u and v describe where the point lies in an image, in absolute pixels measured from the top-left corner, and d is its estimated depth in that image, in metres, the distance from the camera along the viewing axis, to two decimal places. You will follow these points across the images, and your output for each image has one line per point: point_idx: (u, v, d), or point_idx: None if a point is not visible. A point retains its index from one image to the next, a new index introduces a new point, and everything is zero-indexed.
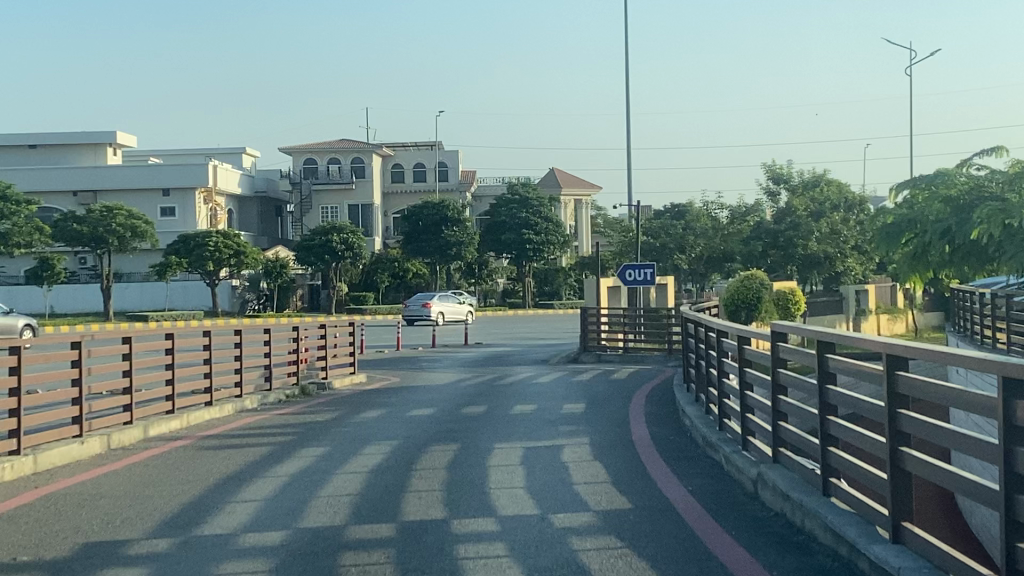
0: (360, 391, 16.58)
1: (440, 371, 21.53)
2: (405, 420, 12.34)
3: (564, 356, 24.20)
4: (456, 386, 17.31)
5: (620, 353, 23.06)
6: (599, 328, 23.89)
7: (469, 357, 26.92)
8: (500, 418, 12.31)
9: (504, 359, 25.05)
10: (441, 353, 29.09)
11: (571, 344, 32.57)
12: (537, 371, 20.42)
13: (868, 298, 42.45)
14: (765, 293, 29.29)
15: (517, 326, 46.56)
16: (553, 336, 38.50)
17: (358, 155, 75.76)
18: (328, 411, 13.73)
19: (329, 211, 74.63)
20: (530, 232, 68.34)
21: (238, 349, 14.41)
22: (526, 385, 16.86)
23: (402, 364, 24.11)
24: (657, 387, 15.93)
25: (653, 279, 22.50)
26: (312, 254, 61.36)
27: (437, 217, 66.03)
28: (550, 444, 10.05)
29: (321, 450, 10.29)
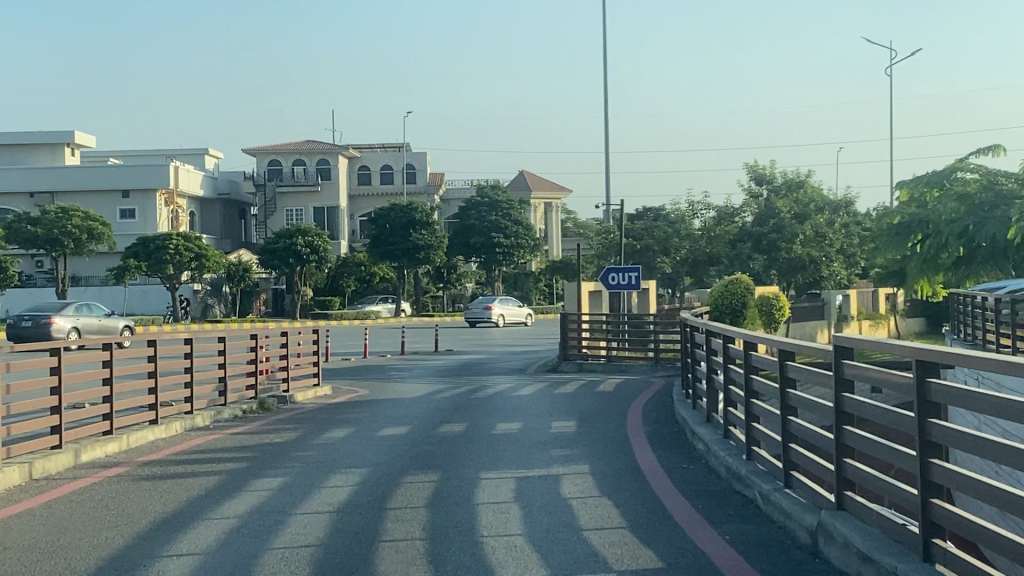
0: (325, 406, 15.15)
1: (409, 382, 20.06)
2: (377, 442, 10.87)
3: (543, 365, 22.75)
4: (429, 399, 15.90)
5: (602, 362, 21.50)
6: (580, 334, 22.07)
7: (441, 365, 25.48)
8: (487, 440, 10.85)
9: (478, 369, 23.65)
10: (410, 360, 27.62)
11: (546, 352, 31.23)
12: (516, 382, 19.01)
13: (850, 303, 41.31)
14: (750, 298, 28.07)
15: (488, 333, 45.22)
16: (525, 344, 37.14)
17: (323, 157, 74.23)
18: (288, 431, 12.24)
19: (294, 214, 73.16)
20: (500, 236, 67.12)
21: (189, 360, 12.96)
22: (506, 399, 15.46)
23: (370, 373, 22.64)
24: (656, 401, 14.55)
25: (638, 283, 21.26)
26: (276, 257, 59.81)
27: (405, 220, 64.59)
28: (546, 474, 8.62)
29: (279, 479, 8.83)
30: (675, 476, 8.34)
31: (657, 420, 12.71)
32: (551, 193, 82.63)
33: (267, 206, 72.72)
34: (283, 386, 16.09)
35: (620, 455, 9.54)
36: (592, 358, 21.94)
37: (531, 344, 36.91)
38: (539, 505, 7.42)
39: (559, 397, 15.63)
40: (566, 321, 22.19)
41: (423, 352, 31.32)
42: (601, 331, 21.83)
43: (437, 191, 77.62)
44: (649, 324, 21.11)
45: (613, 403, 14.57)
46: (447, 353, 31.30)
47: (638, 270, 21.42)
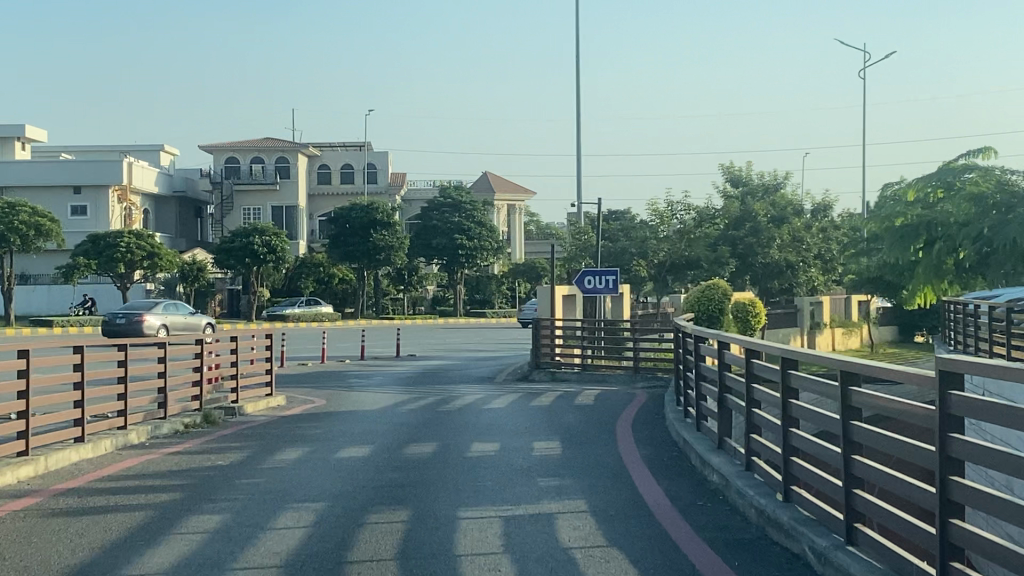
0: (278, 419, 13.69)
1: (371, 392, 18.64)
2: (339, 466, 9.44)
3: (513, 374, 21.35)
4: (392, 411, 14.47)
5: (577, 371, 20.05)
6: (553, 341, 20.55)
7: (404, 372, 24.11)
8: (464, 465, 9.44)
9: (442, 376, 22.26)
10: (371, 367, 26.20)
11: (510, 359, 29.88)
12: (485, 392, 17.61)
13: (823, 311, 40.09)
14: (728, 305, 26.84)
15: (449, 337, 43.80)
16: (487, 349, 35.79)
17: (282, 155, 72.65)
18: (235, 449, 10.83)
19: (251, 213, 71.57)
20: (463, 237, 65.76)
21: (122, 369, 11.52)
22: (476, 413, 14.05)
23: (328, 381, 21.21)
24: (648, 420, 13.20)
25: (616, 287, 19.91)
26: (232, 256, 58.21)
27: (366, 220, 63.09)
28: (537, 512, 7.21)
29: (219, 513, 7.38)
30: (693, 520, 6.96)
31: (653, 444, 11.38)
32: (515, 196, 81.24)
33: (224, 204, 71.08)
34: (233, 397, 14.70)
35: (624, 485, 8.21)
36: (566, 367, 20.46)
37: (496, 349, 35.59)
38: (534, 558, 6.08)
39: (537, 411, 14.23)
40: (538, 327, 20.72)
41: (385, 358, 29.91)
42: (575, 336, 20.37)
43: (399, 191, 76.15)
44: (628, 330, 19.62)
45: (601, 419, 13.22)
46: (410, 359, 29.92)
47: (616, 275, 20.06)
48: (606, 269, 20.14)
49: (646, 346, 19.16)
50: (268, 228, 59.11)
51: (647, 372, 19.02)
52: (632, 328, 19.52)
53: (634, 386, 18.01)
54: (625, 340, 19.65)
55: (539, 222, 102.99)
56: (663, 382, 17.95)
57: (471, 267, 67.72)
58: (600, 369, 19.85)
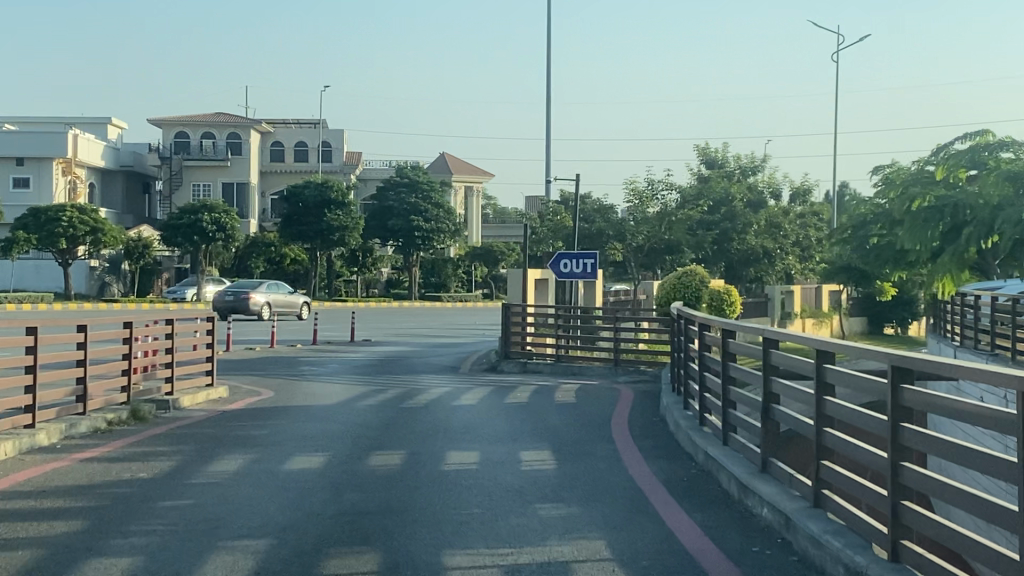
0: (220, 416, 11.91)
1: (326, 382, 16.80)
2: (294, 482, 7.69)
3: (479, 365, 19.61)
4: (350, 407, 12.73)
5: (550, 363, 18.24)
6: (525, 328, 18.72)
7: (362, 359, 22.29)
8: (443, 483, 7.72)
9: (401, 365, 20.49)
10: (325, 352, 24.34)
11: (472, 347, 28.14)
12: (453, 385, 15.87)
13: (795, 300, 38.51)
14: (705, 294, 25.25)
15: (405, 322, 41.91)
16: (445, 335, 33.94)
17: (234, 131, 70.55)
18: (164, 456, 9.02)
19: (201, 190, 69.35)
20: (420, 219, 63.84)
21: (33, 358, 9.68)
22: (445, 411, 12.34)
23: (279, 369, 19.34)
24: (644, 417, 11.56)
25: (595, 272, 18.22)
26: (180, 234, 56.00)
27: (320, 199, 61.06)
28: (542, 559, 5.53)
29: (135, 555, 5.62)
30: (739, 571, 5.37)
31: (655, 440, 9.79)
32: (473, 178, 79.38)
33: (173, 179, 68.86)
34: (167, 388, 12.86)
35: (639, 517, 6.59)
36: (538, 358, 18.63)
37: (458, 335, 33.80)
38: None
39: (514, 409, 12.54)
40: (508, 312, 18.89)
41: (341, 343, 28.07)
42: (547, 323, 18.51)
43: (355, 170, 74.19)
44: (602, 318, 17.74)
45: (588, 417, 11.59)
46: (368, 345, 28.08)
47: (596, 258, 18.30)
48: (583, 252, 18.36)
49: (622, 337, 17.30)
50: (218, 206, 57.07)
51: (628, 365, 17.22)
52: (608, 315, 17.65)
53: (616, 381, 16.22)
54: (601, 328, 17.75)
55: (495, 207, 101.12)
56: (649, 378, 16.22)
57: (427, 250, 65.79)
58: (573, 362, 18.00)
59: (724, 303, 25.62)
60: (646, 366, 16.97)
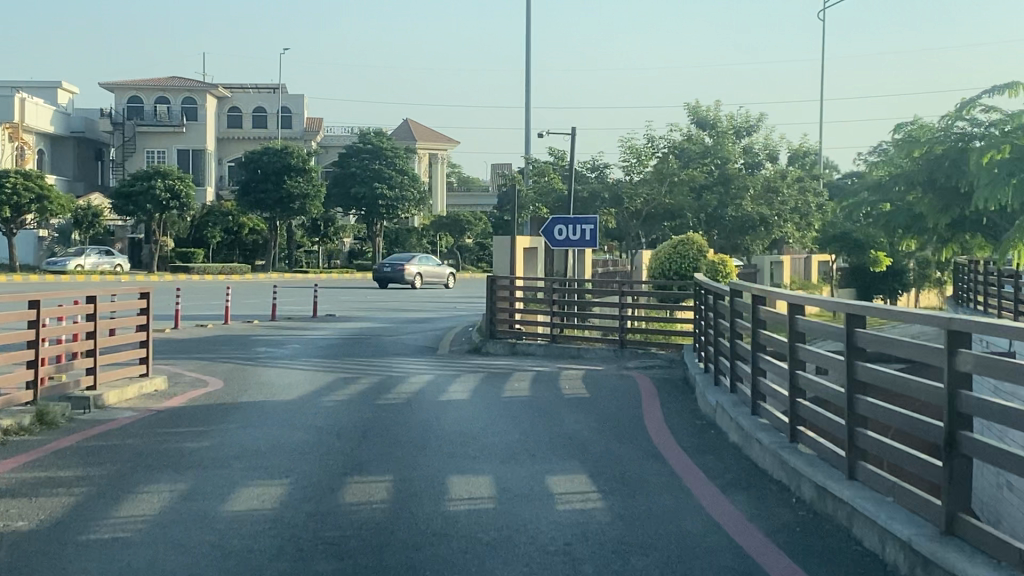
0: (153, 419, 9.50)
1: (286, 368, 14.34)
2: (242, 538, 5.31)
3: (460, 346, 17.22)
4: (315, 405, 10.33)
5: (544, 344, 15.77)
6: (513, 305, 16.25)
7: (327, 338, 19.85)
8: (458, 537, 5.32)
9: (370, 346, 18.10)
10: (286, 330, 21.90)
11: (445, 322, 25.80)
12: (435, 373, 13.50)
13: (784, 272, 36.37)
14: (705, 263, 22.93)
15: (370, 294, 39.45)
16: (413, 309, 31.52)
17: (189, 95, 67.65)
18: (63, 485, 6.60)
19: (155, 156, 66.53)
20: (384, 187, 61.28)
21: None
22: (432, 410, 9.97)
23: (232, 350, 16.88)
24: (683, 419, 9.20)
25: (596, 239, 15.88)
26: (131, 202, 53.13)
27: (279, 165, 58.33)
28: None
29: None
30: None
31: (716, 454, 7.47)
32: (438, 145, 76.80)
33: (126, 145, 66.05)
34: (88, 382, 10.42)
35: None
36: (526, 340, 16.13)
37: (429, 309, 31.47)
38: None
39: (518, 406, 10.17)
40: (493, 287, 16.43)
41: (303, 319, 25.70)
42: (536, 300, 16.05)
43: (316, 137, 71.55)
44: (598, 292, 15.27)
45: (615, 419, 9.25)
46: (332, 321, 25.71)
47: (595, 226, 15.94)
48: (575, 220, 16.03)
49: (624, 316, 14.85)
50: (171, 171, 54.17)
51: (634, 347, 14.75)
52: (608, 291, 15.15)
53: (624, 368, 13.75)
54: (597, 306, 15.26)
55: (461, 175, 98.51)
56: (663, 363, 13.77)
57: (391, 219, 63.25)
58: (568, 344, 15.53)
59: (723, 274, 23.32)
60: (653, 347, 14.50)
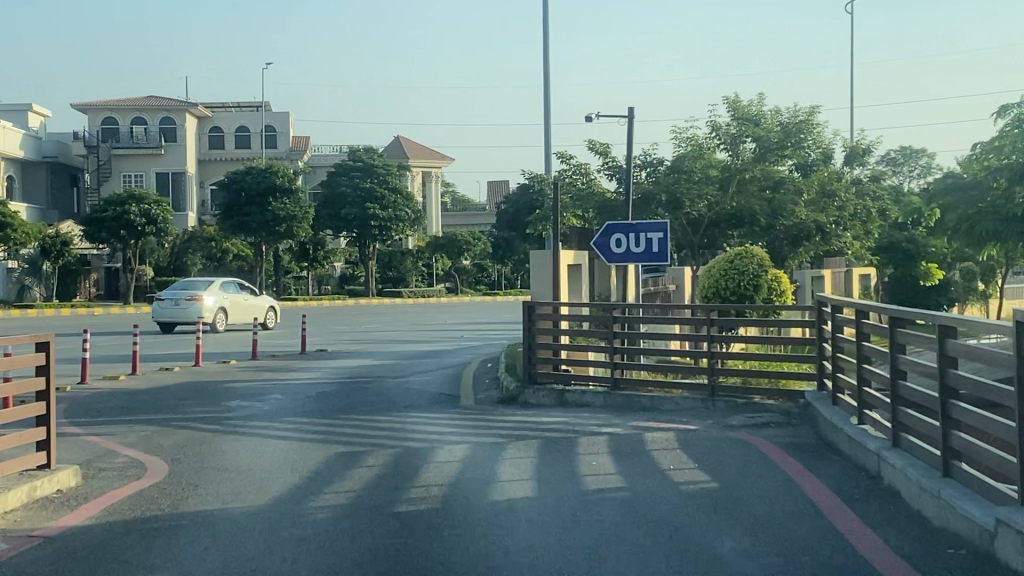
0: (27, 562, 5.67)
1: (264, 435, 10.61)
2: None
3: (485, 394, 13.49)
4: (302, 518, 6.50)
5: (601, 391, 12.03)
6: (557, 340, 12.53)
7: (319, 384, 16.09)
8: None
9: (369, 395, 14.31)
10: (267, 374, 18.11)
11: (455, 357, 22.02)
12: (467, 443, 9.71)
13: (825, 287, 32.62)
14: (765, 279, 19.30)
15: (366, 323, 35.65)
16: (414, 340, 27.72)
17: (167, 116, 63.92)
18: None
19: (132, 180, 62.78)
20: (376, 206, 57.57)
21: None
22: (488, 529, 6.17)
23: (196, 406, 13.11)
24: (916, 550, 5.39)
25: (666, 251, 12.09)
26: (103, 229, 49.21)
27: (264, 184, 54.39)
28: None
29: None
30: None
31: None
32: (430, 162, 73.19)
33: (102, 170, 62.23)
34: None
35: None
36: (576, 386, 12.41)
37: (435, 339, 27.78)
38: None
39: (621, 514, 6.40)
40: (530, 317, 12.69)
41: (289, 357, 22.00)
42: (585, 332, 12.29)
43: (302, 156, 67.96)
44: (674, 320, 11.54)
45: (794, 541, 5.67)
46: (325, 358, 21.99)
47: (665, 235, 12.08)
48: (632, 229, 12.29)
49: (712, 354, 11.11)
50: (147, 195, 50.34)
51: (727, 396, 11.00)
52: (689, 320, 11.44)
53: (722, 425, 10.03)
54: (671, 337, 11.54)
55: (454, 195, 94.81)
56: (778, 420, 10.03)
57: (384, 241, 59.50)
58: (632, 389, 11.79)
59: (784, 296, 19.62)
60: (756, 396, 10.74)
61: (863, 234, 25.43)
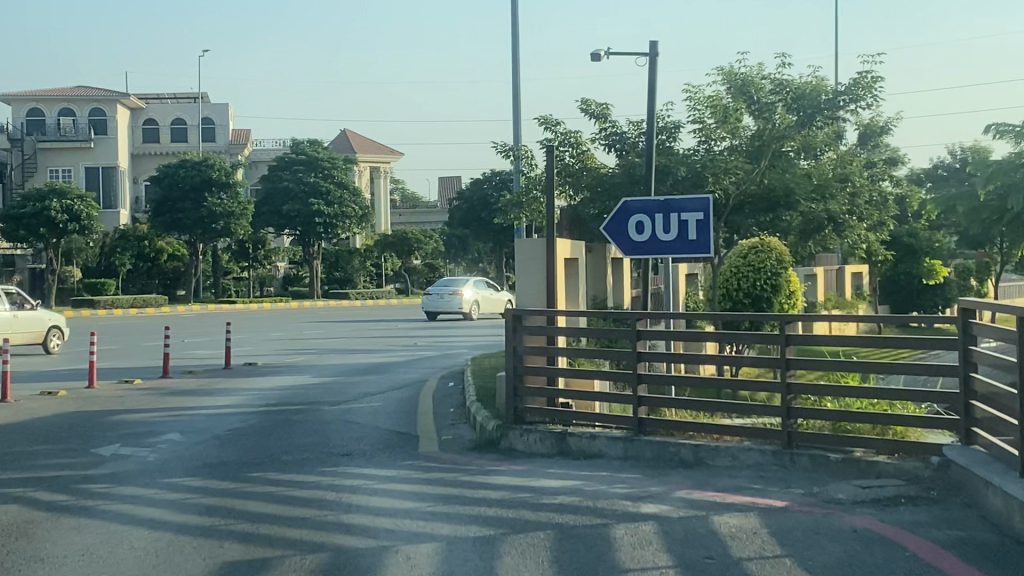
0: None
1: (128, 515, 7.01)
2: None
3: (450, 438, 9.94)
4: None
5: (616, 432, 8.53)
6: (549, 360, 9.05)
7: (238, 415, 12.49)
8: None
9: (295, 435, 10.71)
10: (173, 398, 14.46)
11: (408, 371, 18.46)
12: (437, 533, 6.19)
13: (818, 287, 29.32)
14: (781, 274, 15.83)
15: (306, 328, 31.98)
16: (359, 348, 24.09)
17: (97, 106, 59.68)
18: None
19: (59, 175, 58.62)
20: (321, 202, 53.83)
21: None
22: None
23: (54, 457, 9.48)
24: None
25: (706, 247, 8.61)
26: (22, 226, 45.22)
27: (200, 177, 50.57)
28: None
29: None
30: None
31: None
32: (379, 156, 69.62)
33: (26, 165, 58.04)
34: None
35: None
36: (575, 426, 8.90)
37: (384, 347, 24.26)
38: None
39: None
40: (515, 334, 9.13)
41: (209, 373, 18.39)
42: (595, 354, 8.77)
43: (242, 150, 64.11)
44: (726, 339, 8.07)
45: None
46: (253, 374, 18.41)
47: (708, 217, 8.63)
48: (658, 209, 8.82)
49: (791, 389, 7.63)
50: (69, 190, 46.50)
51: (808, 447, 7.53)
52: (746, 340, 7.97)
53: (826, 502, 6.58)
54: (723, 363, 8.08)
55: (403, 192, 91.34)
56: (909, 493, 6.62)
57: (330, 239, 55.75)
58: (666, 434, 8.30)
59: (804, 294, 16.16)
60: (859, 450, 7.32)
61: (877, 225, 22.07)
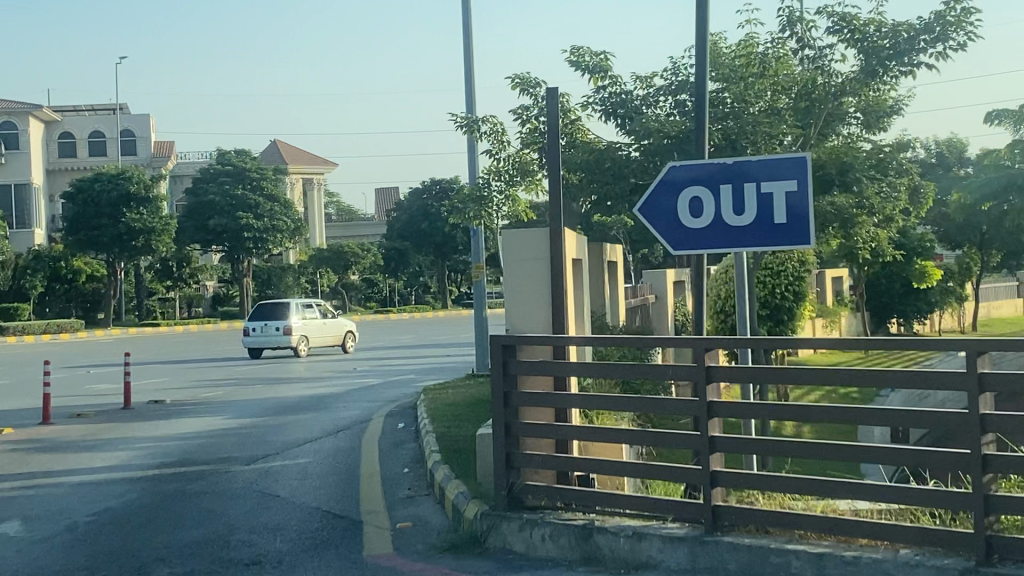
0: None
1: None
2: None
3: (409, 526, 6.81)
4: None
5: (676, 526, 5.41)
6: (554, 415, 5.97)
7: (118, 484, 9.30)
8: None
9: (181, 523, 7.49)
10: (43, 458, 11.17)
11: (346, 407, 15.25)
12: None
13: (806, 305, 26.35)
14: (804, 281, 12.94)
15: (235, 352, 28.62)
16: (290, 377, 20.83)
17: (7, 120, 55.85)
18: None
19: None
20: (249, 215, 50.39)
21: None
22: None
23: None
24: None
25: (804, 238, 5.54)
26: None
27: (116, 193, 47.02)
28: None
29: None
30: None
31: None
32: (312, 167, 66.24)
33: None
34: None
35: None
36: (602, 516, 5.79)
37: (318, 375, 21.06)
38: None
39: None
40: (506, 376, 6.04)
41: (105, 416, 15.10)
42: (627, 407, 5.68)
43: (166, 163, 60.53)
44: (843, 372, 4.98)
45: None
46: (158, 417, 15.13)
47: (804, 188, 5.53)
48: (718, 179, 5.72)
49: (987, 465, 4.51)
50: None
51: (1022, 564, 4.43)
52: (880, 382, 4.88)
53: None
54: (840, 417, 4.99)
55: (339, 205, 87.96)
56: None
57: (261, 254, 52.28)
58: (756, 532, 5.22)
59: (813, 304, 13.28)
60: None
61: (887, 220, 19.02)
